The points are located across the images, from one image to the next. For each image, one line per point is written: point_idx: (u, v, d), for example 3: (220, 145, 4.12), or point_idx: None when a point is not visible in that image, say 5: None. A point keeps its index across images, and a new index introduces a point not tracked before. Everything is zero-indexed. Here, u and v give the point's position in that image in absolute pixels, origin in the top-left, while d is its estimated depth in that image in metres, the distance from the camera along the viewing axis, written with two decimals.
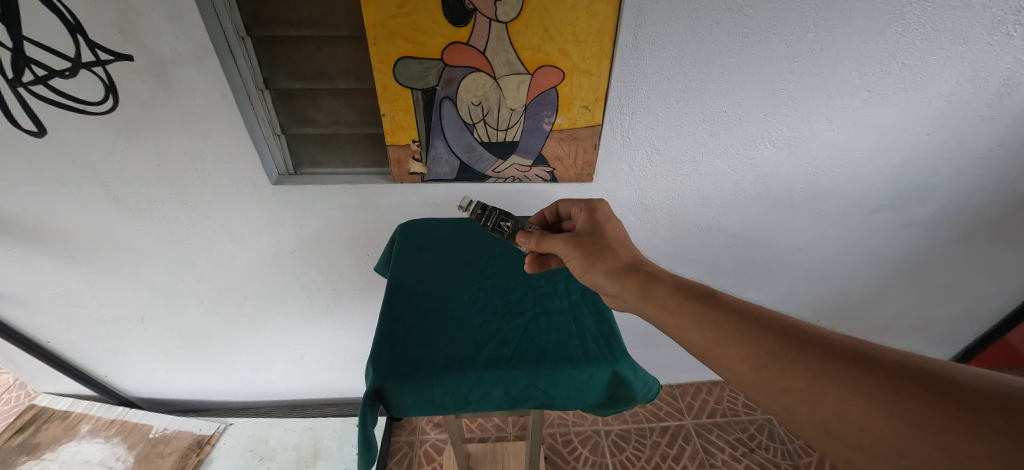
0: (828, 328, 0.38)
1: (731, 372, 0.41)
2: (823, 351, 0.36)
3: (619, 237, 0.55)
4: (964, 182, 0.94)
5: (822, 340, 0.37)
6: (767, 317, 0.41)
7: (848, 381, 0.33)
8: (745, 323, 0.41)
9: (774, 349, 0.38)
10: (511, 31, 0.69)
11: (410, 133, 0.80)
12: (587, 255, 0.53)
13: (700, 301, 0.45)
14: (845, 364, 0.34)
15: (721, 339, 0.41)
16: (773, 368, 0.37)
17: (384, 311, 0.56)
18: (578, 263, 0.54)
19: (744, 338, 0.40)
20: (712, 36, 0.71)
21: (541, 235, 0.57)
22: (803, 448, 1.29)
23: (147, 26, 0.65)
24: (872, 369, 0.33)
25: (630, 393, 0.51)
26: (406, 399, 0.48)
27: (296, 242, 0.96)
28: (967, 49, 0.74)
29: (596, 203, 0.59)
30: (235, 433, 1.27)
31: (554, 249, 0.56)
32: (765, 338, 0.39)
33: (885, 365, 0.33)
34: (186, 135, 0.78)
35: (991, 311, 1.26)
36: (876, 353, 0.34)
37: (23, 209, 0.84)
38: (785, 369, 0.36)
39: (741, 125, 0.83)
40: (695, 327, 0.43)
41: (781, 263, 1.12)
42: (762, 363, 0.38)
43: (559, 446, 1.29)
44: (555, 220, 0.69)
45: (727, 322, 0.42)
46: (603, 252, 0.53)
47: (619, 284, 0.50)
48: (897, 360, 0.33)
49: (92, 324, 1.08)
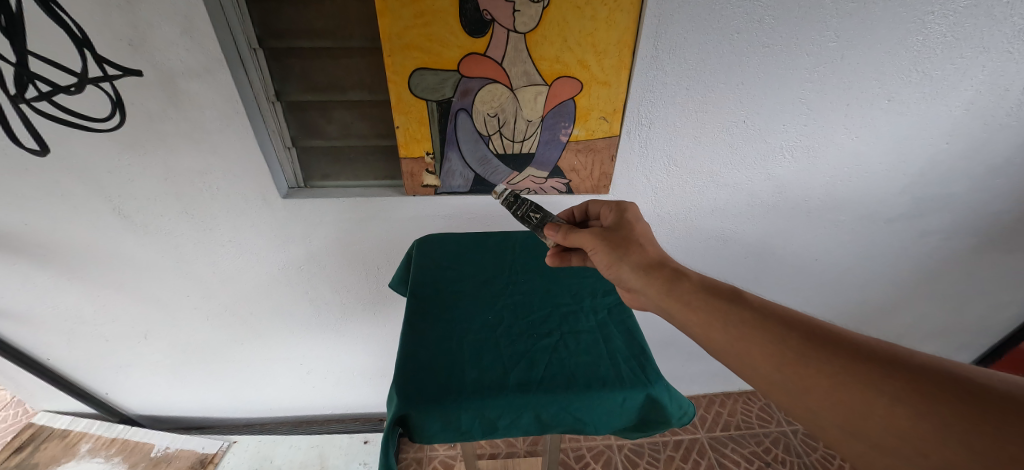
0: (853, 331, 0.36)
1: (754, 372, 0.38)
2: (848, 351, 0.34)
3: (645, 235, 0.54)
4: (982, 191, 0.92)
5: (845, 340, 0.35)
6: (792, 317, 0.39)
7: (870, 380, 0.31)
8: (770, 322, 0.39)
9: (798, 348, 0.36)
10: (529, 42, 0.68)
11: (424, 146, 0.78)
12: (611, 250, 0.52)
13: (726, 300, 0.43)
14: (869, 364, 0.32)
15: (746, 338, 0.39)
16: (796, 367, 0.35)
17: (406, 332, 0.54)
18: (603, 256, 0.52)
19: (769, 336, 0.38)
20: (732, 45, 0.70)
21: (569, 229, 0.56)
22: (821, 462, 1.25)
23: (158, 39, 0.64)
24: (896, 370, 0.31)
25: (664, 416, 0.49)
26: (431, 426, 0.45)
27: (305, 255, 0.94)
28: (988, 58, 0.73)
29: (626, 204, 0.58)
30: (238, 451, 1.23)
31: (580, 244, 0.55)
32: (790, 337, 0.37)
33: (908, 368, 0.31)
34: (194, 148, 0.76)
35: (1006, 319, 1.25)
36: (900, 355, 0.32)
37: (25, 225, 0.82)
38: (809, 368, 0.34)
39: (760, 134, 0.82)
40: (717, 325, 0.41)
41: (797, 273, 1.10)
42: (786, 361, 0.36)
43: (571, 462, 1.26)
44: (584, 219, 0.67)
45: (753, 322, 0.39)
46: (628, 248, 0.51)
47: (640, 279, 0.48)
48: (919, 360, 0.31)
49: (92, 340, 1.06)
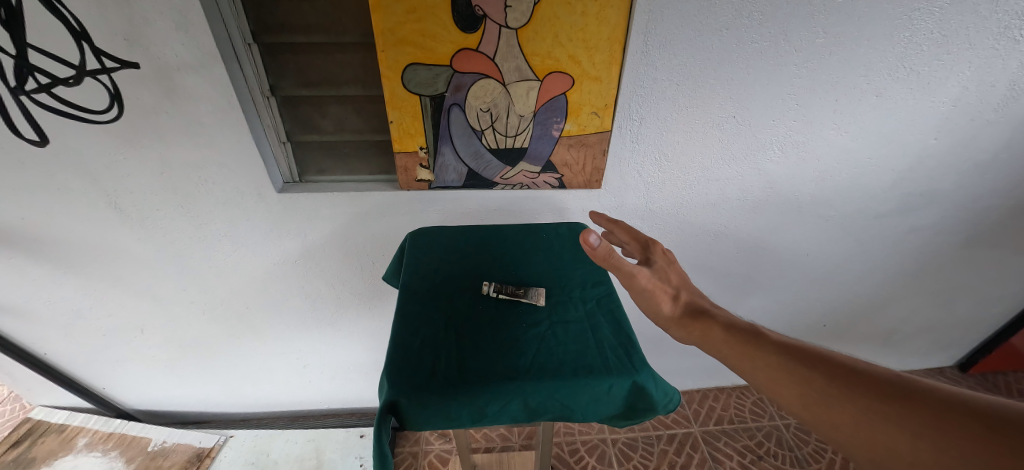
0: (882, 365, 0.34)
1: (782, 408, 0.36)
2: (872, 388, 0.32)
3: (688, 286, 0.51)
4: (969, 186, 0.94)
5: (870, 374, 0.33)
6: (816, 353, 0.37)
7: (896, 420, 0.29)
8: (793, 362, 0.37)
9: (821, 388, 0.34)
10: (521, 37, 0.68)
11: (418, 140, 0.79)
12: (648, 293, 0.48)
13: (751, 338, 0.41)
14: (894, 401, 0.30)
15: (770, 379, 0.37)
16: (820, 406, 0.33)
17: (398, 323, 0.55)
18: (642, 302, 0.49)
19: (792, 376, 0.36)
20: (721, 41, 0.71)
21: (610, 251, 0.49)
22: (813, 456, 1.26)
23: (155, 34, 0.64)
24: (921, 407, 0.29)
25: (649, 404, 0.50)
26: (421, 413, 0.46)
27: (300, 249, 0.95)
28: (974, 54, 0.74)
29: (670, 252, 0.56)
30: (235, 445, 1.24)
31: (619, 271, 0.49)
32: (813, 377, 0.35)
33: (934, 404, 0.29)
34: (190, 143, 0.76)
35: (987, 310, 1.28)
36: (927, 390, 0.30)
37: (22, 219, 0.82)
38: (834, 408, 0.32)
39: (750, 129, 0.83)
40: (743, 362, 0.40)
41: (788, 268, 1.11)
42: (811, 401, 0.34)
43: (566, 455, 1.27)
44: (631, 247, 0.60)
45: (777, 362, 0.37)
46: (660, 295, 0.48)
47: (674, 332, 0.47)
48: (950, 395, 0.29)
49: (89, 334, 1.06)
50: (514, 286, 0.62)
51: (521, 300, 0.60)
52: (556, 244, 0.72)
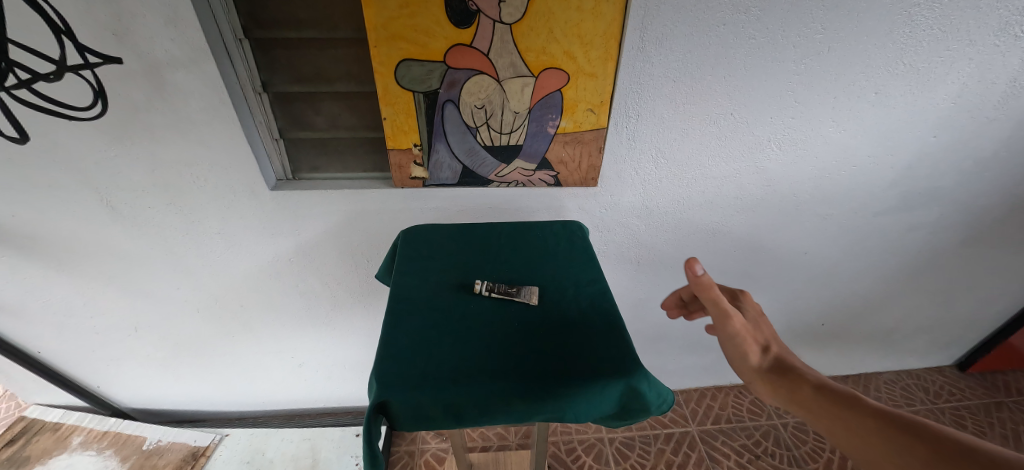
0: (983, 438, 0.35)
1: None
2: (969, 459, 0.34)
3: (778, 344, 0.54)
4: (969, 184, 0.93)
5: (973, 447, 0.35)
6: (914, 422, 0.39)
7: None
8: (891, 430, 0.40)
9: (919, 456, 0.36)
10: (515, 33, 0.67)
11: (412, 137, 0.78)
12: (740, 340, 0.52)
13: (845, 404, 0.44)
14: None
15: (864, 446, 0.40)
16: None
17: (387, 323, 0.54)
18: (731, 348, 0.53)
19: (890, 443, 0.38)
20: (719, 37, 0.70)
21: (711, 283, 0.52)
22: (810, 456, 1.26)
23: (143, 29, 0.63)
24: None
25: (642, 404, 0.49)
26: (411, 413, 0.46)
27: (294, 247, 0.94)
28: (974, 50, 0.73)
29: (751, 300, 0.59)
30: (230, 444, 1.24)
31: (715, 305, 0.52)
32: (912, 449, 0.37)
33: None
34: (181, 140, 0.76)
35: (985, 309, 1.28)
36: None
37: (12, 216, 0.82)
38: None
39: (747, 126, 0.82)
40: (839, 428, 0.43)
41: (786, 266, 1.10)
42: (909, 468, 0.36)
43: (563, 454, 1.27)
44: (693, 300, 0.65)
45: (875, 430, 0.40)
46: (750, 345, 0.52)
47: (761, 383, 0.51)
48: None
49: (82, 333, 1.06)
50: (506, 285, 0.61)
51: (514, 299, 0.58)
52: (550, 242, 0.71)
